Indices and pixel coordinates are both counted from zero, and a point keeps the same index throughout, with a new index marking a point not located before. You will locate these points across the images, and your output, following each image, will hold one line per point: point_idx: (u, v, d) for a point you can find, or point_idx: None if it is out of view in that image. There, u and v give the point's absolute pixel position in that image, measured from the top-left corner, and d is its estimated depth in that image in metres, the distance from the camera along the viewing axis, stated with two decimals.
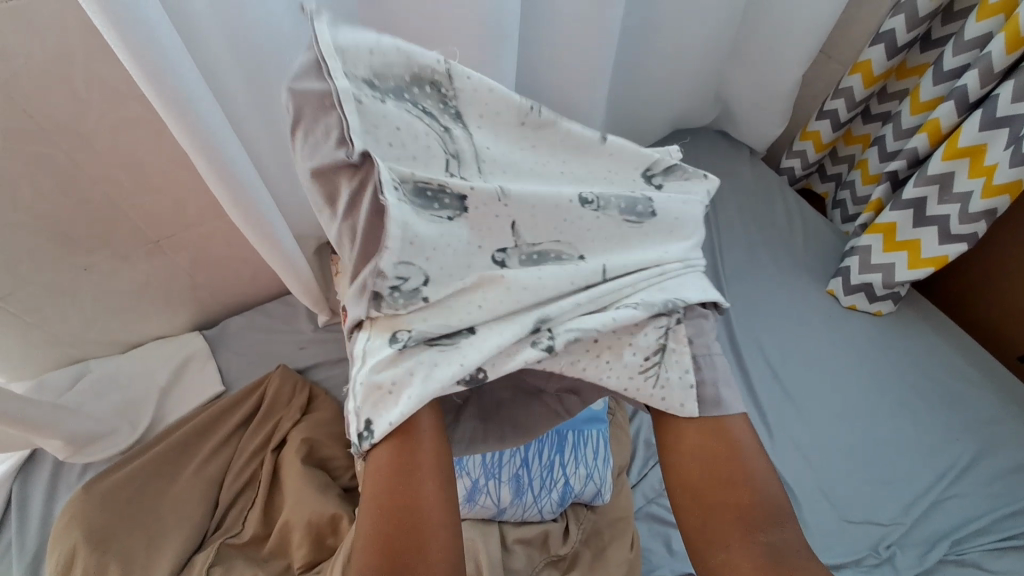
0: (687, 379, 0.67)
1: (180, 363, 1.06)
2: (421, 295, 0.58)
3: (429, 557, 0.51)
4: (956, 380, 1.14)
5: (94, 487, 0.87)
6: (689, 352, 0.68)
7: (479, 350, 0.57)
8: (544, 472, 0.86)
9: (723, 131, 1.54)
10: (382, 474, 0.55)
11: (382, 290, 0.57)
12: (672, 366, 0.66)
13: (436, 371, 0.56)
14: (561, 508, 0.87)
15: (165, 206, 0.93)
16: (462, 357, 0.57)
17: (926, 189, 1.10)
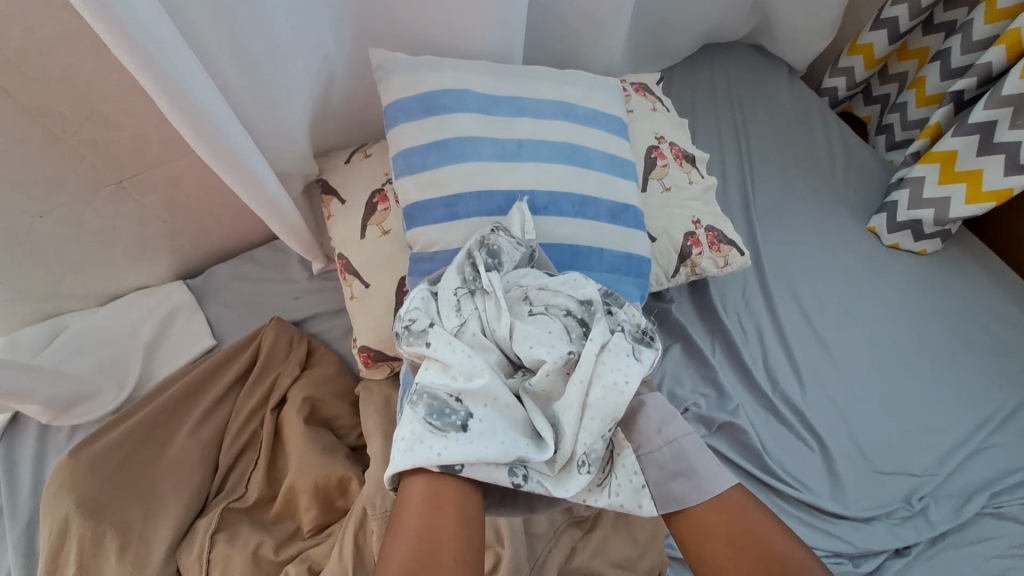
0: (637, 480, 0.61)
1: (166, 317, 0.98)
2: (423, 339, 0.59)
3: None
4: (1001, 328, 1.07)
5: (83, 451, 0.81)
6: (634, 452, 0.62)
7: (461, 449, 0.54)
8: None
9: (758, 46, 1.35)
10: (421, 506, 0.55)
11: (398, 330, 0.61)
12: (619, 473, 0.61)
13: (419, 446, 0.55)
14: None
15: (124, 142, 0.80)
16: (444, 445, 0.55)
17: (998, 112, 0.96)
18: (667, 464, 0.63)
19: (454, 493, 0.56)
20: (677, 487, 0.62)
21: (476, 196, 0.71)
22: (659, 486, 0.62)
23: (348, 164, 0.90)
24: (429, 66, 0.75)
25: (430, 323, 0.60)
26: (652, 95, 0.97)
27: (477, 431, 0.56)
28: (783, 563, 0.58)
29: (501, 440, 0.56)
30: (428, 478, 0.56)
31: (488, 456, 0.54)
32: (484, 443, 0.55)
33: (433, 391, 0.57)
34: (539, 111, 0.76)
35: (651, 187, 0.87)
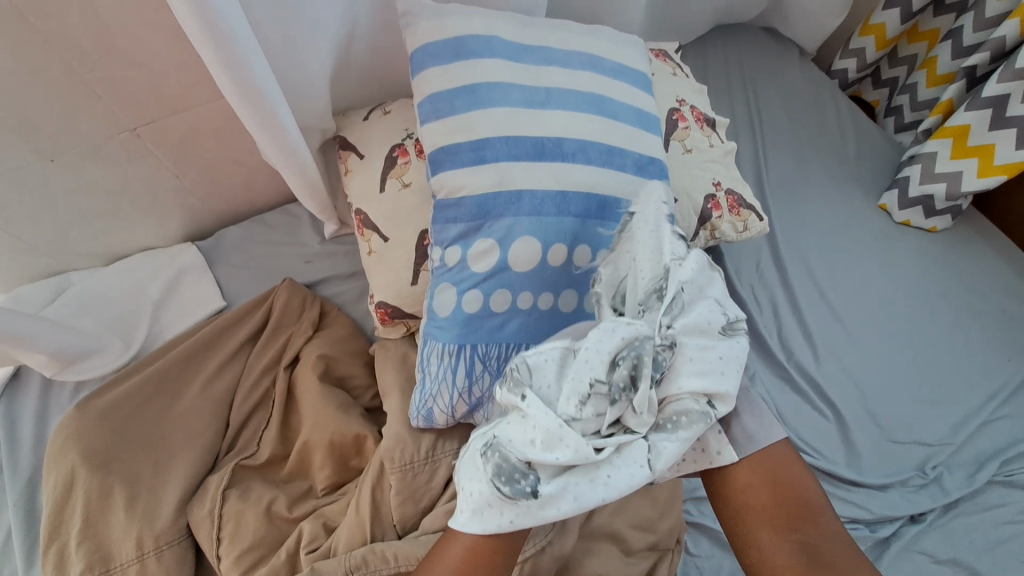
0: (713, 430, 0.59)
1: (174, 276, 0.96)
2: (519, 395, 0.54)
3: None
4: (1011, 303, 1.08)
5: (89, 406, 0.79)
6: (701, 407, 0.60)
7: (537, 515, 0.52)
8: (489, 375, 0.71)
9: (769, 27, 1.36)
10: (452, 575, 0.54)
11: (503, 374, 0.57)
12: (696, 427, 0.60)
13: (489, 512, 0.53)
14: (454, 416, 0.74)
15: (140, 86, 0.78)
16: (515, 513, 0.52)
17: (1010, 85, 0.97)
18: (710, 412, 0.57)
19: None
20: (751, 426, 0.59)
21: (505, 140, 0.70)
22: (738, 430, 0.59)
23: (366, 121, 0.89)
24: (457, 14, 0.74)
25: (523, 393, 0.54)
26: (671, 61, 0.97)
27: (547, 491, 0.51)
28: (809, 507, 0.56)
29: (576, 491, 0.51)
30: (467, 545, 0.54)
31: (562, 515, 0.51)
32: (558, 505, 0.51)
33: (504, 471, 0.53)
34: (566, 62, 0.76)
35: (672, 147, 0.87)
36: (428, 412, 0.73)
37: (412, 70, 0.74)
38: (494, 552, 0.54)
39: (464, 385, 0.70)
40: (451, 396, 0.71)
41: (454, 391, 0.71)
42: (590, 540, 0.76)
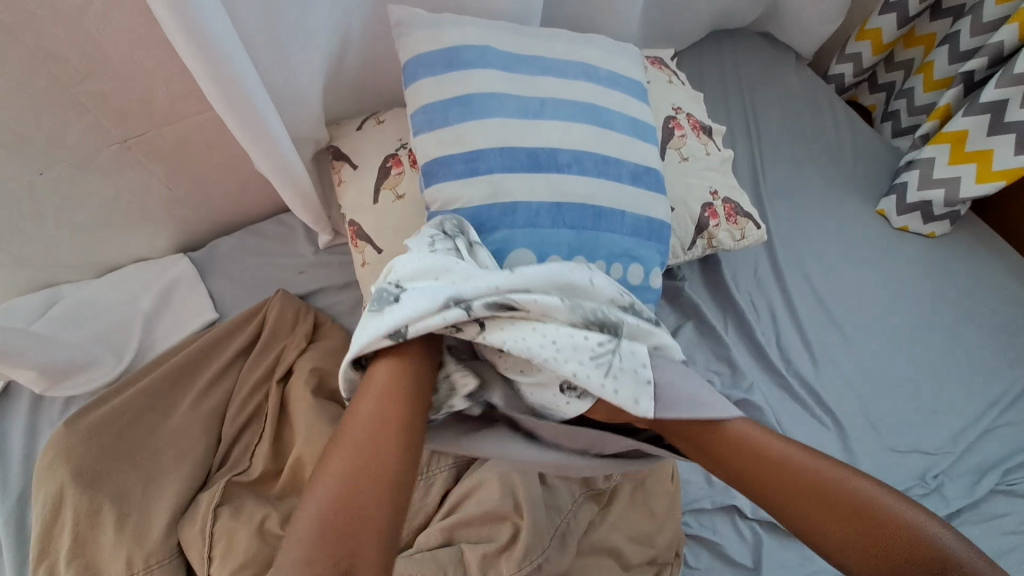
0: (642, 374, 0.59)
1: (165, 288, 0.94)
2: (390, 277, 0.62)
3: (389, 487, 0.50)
4: (1011, 308, 1.07)
5: (80, 422, 0.78)
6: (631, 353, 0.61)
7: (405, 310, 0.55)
8: None
9: (765, 32, 1.36)
10: (364, 427, 0.53)
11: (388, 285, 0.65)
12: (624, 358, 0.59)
13: (369, 326, 0.57)
14: None
15: (130, 98, 0.77)
16: (385, 315, 0.56)
17: (1009, 90, 0.97)
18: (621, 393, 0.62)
19: (399, 420, 0.54)
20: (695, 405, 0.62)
21: (499, 151, 0.69)
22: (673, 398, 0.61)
23: (360, 131, 0.88)
24: (450, 23, 0.73)
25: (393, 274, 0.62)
26: (667, 69, 0.96)
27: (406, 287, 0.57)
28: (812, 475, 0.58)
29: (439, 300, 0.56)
30: (375, 386, 0.55)
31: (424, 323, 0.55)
32: (413, 302, 0.56)
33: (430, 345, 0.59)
34: (562, 71, 0.75)
35: (669, 155, 0.86)
36: None
37: (405, 81, 0.73)
38: (401, 381, 0.56)
39: None
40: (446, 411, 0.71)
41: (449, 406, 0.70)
42: (588, 555, 0.74)
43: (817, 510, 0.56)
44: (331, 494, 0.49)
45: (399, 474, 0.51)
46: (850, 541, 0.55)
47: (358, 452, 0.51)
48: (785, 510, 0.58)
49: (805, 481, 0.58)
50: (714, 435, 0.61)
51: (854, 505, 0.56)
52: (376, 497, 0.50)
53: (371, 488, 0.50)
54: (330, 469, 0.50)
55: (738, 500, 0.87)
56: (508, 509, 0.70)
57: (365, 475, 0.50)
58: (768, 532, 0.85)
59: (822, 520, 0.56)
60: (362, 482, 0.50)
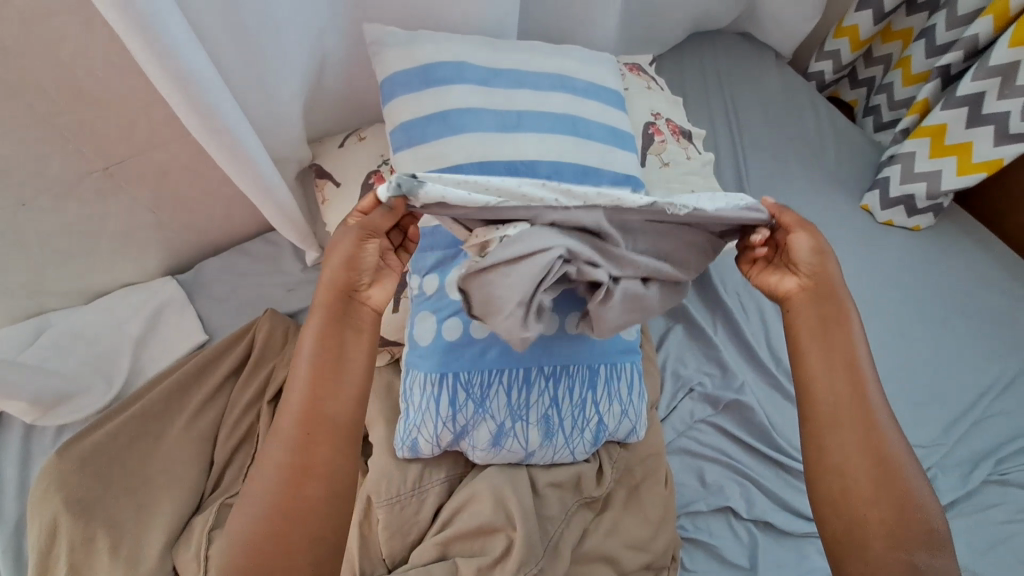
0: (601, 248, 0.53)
1: (154, 312, 0.95)
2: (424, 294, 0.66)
3: (321, 474, 0.57)
4: (997, 297, 1.08)
5: (70, 450, 0.78)
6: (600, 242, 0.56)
7: None
8: (474, 403, 0.72)
9: (745, 32, 1.37)
10: (302, 406, 0.59)
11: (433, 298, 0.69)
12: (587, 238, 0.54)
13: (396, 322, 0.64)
14: (442, 446, 0.73)
15: (110, 125, 0.78)
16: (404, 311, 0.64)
17: (985, 83, 0.97)
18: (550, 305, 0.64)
19: (334, 399, 0.60)
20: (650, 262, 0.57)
21: (478, 166, 0.70)
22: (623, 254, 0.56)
23: (342, 148, 0.89)
24: (425, 40, 0.74)
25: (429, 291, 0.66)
26: (646, 74, 0.97)
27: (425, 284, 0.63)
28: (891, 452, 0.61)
29: None
30: (314, 351, 0.60)
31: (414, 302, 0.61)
32: None
33: (333, 248, 0.63)
34: (537, 83, 0.76)
35: (649, 161, 0.87)
36: (413, 442, 0.73)
37: (383, 99, 0.74)
38: (341, 358, 0.61)
39: (447, 414, 0.71)
40: (435, 426, 0.71)
41: (437, 420, 0.71)
42: (583, 563, 0.75)
43: (857, 441, 0.61)
44: (279, 460, 0.57)
45: (336, 462, 0.58)
46: (861, 468, 0.60)
47: (297, 435, 0.58)
48: (822, 393, 0.64)
49: (864, 414, 0.62)
50: (840, 331, 0.65)
51: (887, 447, 0.61)
52: (313, 495, 0.57)
53: (308, 485, 0.57)
54: (272, 465, 0.57)
55: (732, 501, 0.87)
56: (500, 522, 0.70)
57: (302, 472, 0.57)
58: (763, 533, 0.86)
59: (850, 430, 0.62)
60: (303, 480, 0.57)
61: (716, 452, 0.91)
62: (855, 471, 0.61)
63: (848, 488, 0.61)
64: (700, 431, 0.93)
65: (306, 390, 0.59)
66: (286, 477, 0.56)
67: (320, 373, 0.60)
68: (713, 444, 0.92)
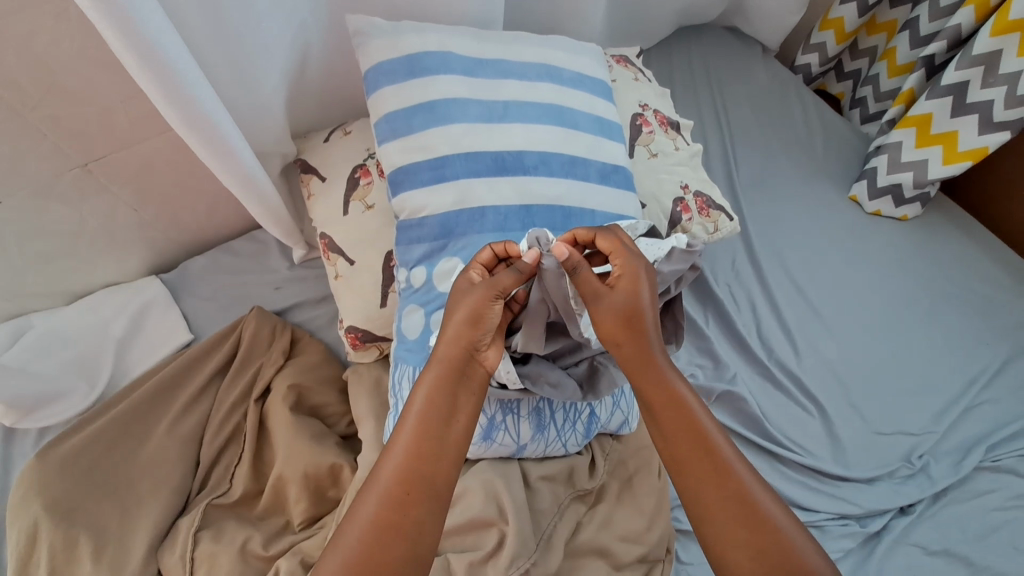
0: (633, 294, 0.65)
1: (138, 312, 0.93)
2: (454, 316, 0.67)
3: (408, 546, 0.53)
4: (985, 285, 1.08)
5: (51, 453, 0.76)
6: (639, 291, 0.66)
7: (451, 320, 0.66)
8: None
9: (731, 26, 1.37)
10: (402, 461, 0.56)
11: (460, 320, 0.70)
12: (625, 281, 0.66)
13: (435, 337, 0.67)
14: None
15: (88, 121, 0.76)
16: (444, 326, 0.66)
17: (969, 72, 0.98)
18: (546, 373, 0.67)
19: (434, 458, 0.56)
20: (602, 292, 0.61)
21: (464, 157, 0.69)
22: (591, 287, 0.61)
23: (327, 143, 0.88)
24: (409, 29, 0.73)
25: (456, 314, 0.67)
26: (633, 66, 0.97)
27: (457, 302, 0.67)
28: (760, 515, 0.56)
29: None
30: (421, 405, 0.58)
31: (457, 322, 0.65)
32: None
33: (460, 300, 0.60)
34: (524, 74, 0.75)
35: (637, 153, 0.87)
36: None
37: (367, 89, 0.73)
38: (445, 415, 0.58)
39: None
40: None
41: None
42: (577, 557, 0.73)
43: (733, 524, 0.56)
44: (371, 515, 0.54)
45: (425, 527, 0.54)
46: (741, 544, 0.55)
47: (393, 491, 0.55)
48: (691, 484, 0.58)
49: (729, 491, 0.57)
50: (685, 405, 0.60)
51: (760, 521, 0.55)
52: (397, 558, 0.52)
53: (395, 545, 0.53)
54: (363, 520, 0.54)
55: None
56: (492, 516, 0.70)
57: (392, 531, 0.53)
58: None
59: (723, 519, 0.56)
60: (390, 541, 0.53)
61: None
62: (734, 550, 0.55)
63: (732, 565, 0.55)
64: None
65: (411, 441, 0.56)
66: (376, 537, 0.53)
67: (426, 427, 0.57)
68: None
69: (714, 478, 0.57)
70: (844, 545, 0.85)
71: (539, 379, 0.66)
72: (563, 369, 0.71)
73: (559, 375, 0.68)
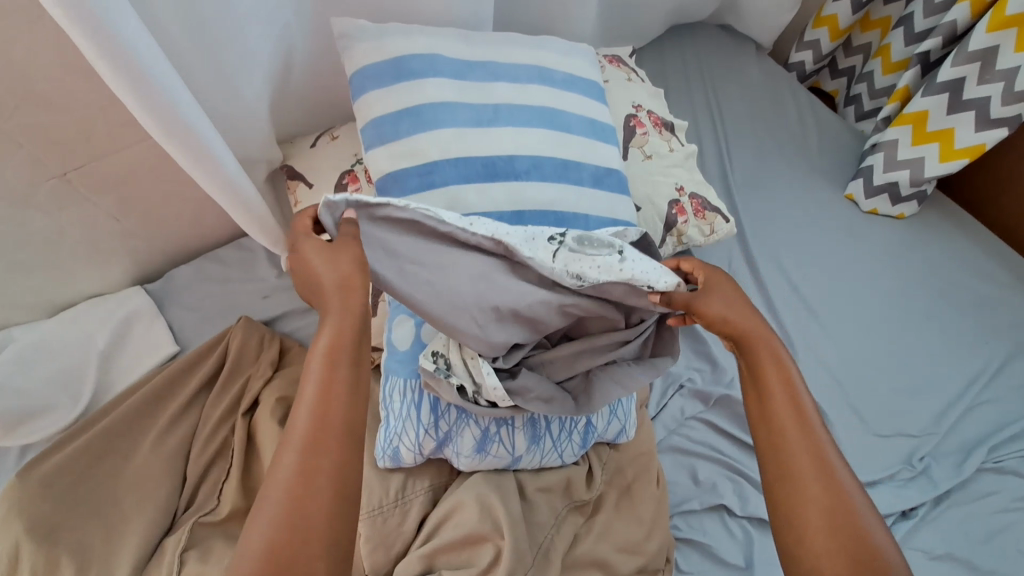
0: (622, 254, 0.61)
1: (122, 324, 0.90)
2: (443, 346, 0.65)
3: (331, 503, 0.46)
4: (984, 283, 1.07)
5: (33, 472, 0.74)
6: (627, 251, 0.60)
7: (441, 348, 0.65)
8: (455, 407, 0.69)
9: (724, 24, 1.36)
10: (315, 406, 0.49)
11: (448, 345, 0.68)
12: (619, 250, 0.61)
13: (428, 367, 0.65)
14: (424, 451, 0.70)
15: (65, 129, 0.74)
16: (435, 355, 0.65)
17: (965, 69, 0.97)
18: (535, 389, 0.65)
19: (349, 399, 0.50)
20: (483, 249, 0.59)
21: (453, 162, 0.67)
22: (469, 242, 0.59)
23: (314, 148, 0.85)
24: (396, 31, 0.71)
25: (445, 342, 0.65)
26: (626, 66, 0.95)
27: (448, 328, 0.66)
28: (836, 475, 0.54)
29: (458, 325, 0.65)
30: (327, 342, 0.52)
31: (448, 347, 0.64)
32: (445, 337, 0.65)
33: (343, 252, 0.55)
34: (514, 76, 0.74)
35: (631, 155, 0.86)
36: (394, 451, 0.70)
37: (353, 94, 0.71)
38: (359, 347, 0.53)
39: (430, 421, 0.68)
40: (417, 433, 0.68)
41: (419, 427, 0.68)
42: (574, 570, 0.72)
43: (805, 465, 0.55)
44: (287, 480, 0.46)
45: (348, 479, 0.47)
46: (810, 487, 0.54)
47: (304, 447, 0.47)
48: (775, 440, 0.57)
49: (808, 440, 0.56)
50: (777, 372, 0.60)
51: (838, 484, 0.54)
52: (322, 519, 0.45)
53: (319, 497, 0.46)
54: (276, 487, 0.46)
55: (726, 498, 0.85)
56: (488, 530, 0.68)
57: (312, 481, 0.46)
58: (757, 530, 0.84)
59: (806, 473, 0.55)
60: (310, 490, 0.46)
61: (708, 449, 0.89)
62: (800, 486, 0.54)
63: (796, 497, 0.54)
64: (692, 428, 0.91)
65: (317, 392, 0.49)
66: (293, 503, 0.45)
67: (329, 376, 0.50)
68: (704, 440, 0.90)
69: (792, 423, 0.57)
70: None
71: (529, 394, 0.64)
72: (558, 385, 0.68)
73: (549, 390, 0.65)
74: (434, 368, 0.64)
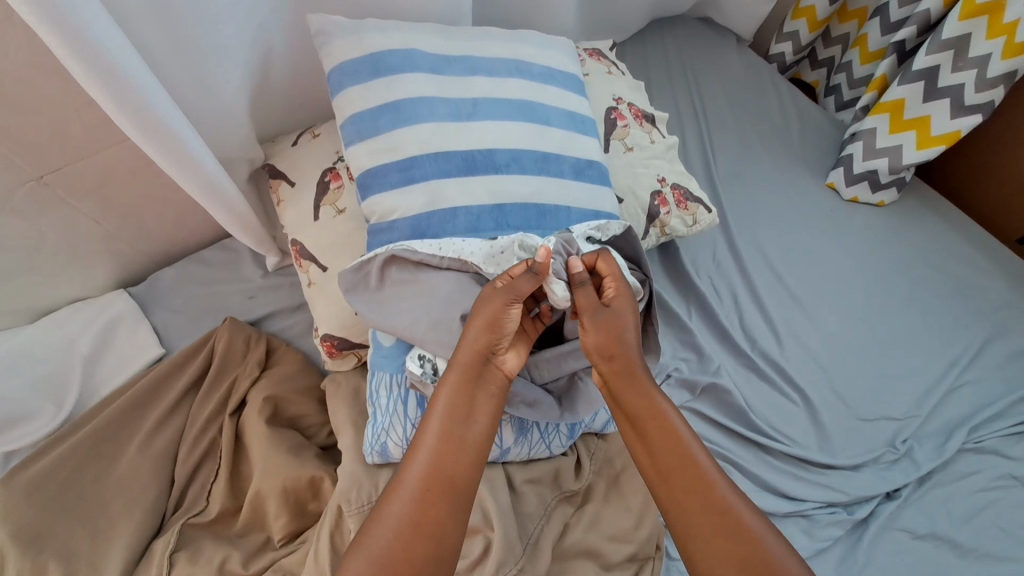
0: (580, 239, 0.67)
1: (105, 328, 0.90)
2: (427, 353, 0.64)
3: (430, 548, 0.51)
4: (962, 267, 1.09)
5: (16, 478, 0.73)
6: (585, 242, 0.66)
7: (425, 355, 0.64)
8: None
9: (705, 17, 1.36)
10: (427, 463, 0.54)
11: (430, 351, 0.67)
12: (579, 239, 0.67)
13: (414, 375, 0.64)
14: None
15: (40, 132, 0.73)
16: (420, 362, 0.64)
17: (939, 57, 0.99)
18: (522, 392, 0.66)
19: (458, 460, 0.55)
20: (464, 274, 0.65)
21: (434, 157, 0.67)
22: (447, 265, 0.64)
23: (296, 146, 0.85)
24: (373, 26, 0.71)
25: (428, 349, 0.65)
26: (606, 60, 0.96)
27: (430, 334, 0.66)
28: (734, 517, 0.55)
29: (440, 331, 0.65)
30: (448, 406, 0.57)
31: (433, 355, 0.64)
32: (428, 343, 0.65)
33: (476, 309, 0.60)
34: (492, 69, 0.74)
35: (613, 147, 0.86)
36: (382, 447, 0.68)
37: (332, 90, 0.70)
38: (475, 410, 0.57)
39: (417, 414, 0.67)
40: (404, 427, 0.67)
41: (406, 422, 0.67)
42: (564, 559, 0.72)
43: (701, 519, 0.55)
44: (397, 517, 0.52)
45: (448, 525, 0.53)
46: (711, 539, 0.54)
47: (419, 492, 0.53)
48: (675, 503, 0.57)
49: (699, 488, 0.57)
50: (662, 427, 0.60)
51: (744, 532, 0.54)
52: (421, 560, 0.50)
53: (421, 546, 0.51)
54: (389, 525, 0.52)
55: None
56: (477, 523, 0.68)
57: (419, 530, 0.51)
58: None
59: (706, 537, 0.54)
60: (418, 532, 0.51)
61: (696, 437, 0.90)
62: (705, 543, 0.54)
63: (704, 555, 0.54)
64: None
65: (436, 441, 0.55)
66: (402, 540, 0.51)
67: (448, 427, 0.56)
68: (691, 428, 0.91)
69: (682, 475, 0.57)
70: (832, 533, 0.85)
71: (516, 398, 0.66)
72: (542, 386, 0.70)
73: (535, 392, 0.67)
74: (421, 372, 0.63)
